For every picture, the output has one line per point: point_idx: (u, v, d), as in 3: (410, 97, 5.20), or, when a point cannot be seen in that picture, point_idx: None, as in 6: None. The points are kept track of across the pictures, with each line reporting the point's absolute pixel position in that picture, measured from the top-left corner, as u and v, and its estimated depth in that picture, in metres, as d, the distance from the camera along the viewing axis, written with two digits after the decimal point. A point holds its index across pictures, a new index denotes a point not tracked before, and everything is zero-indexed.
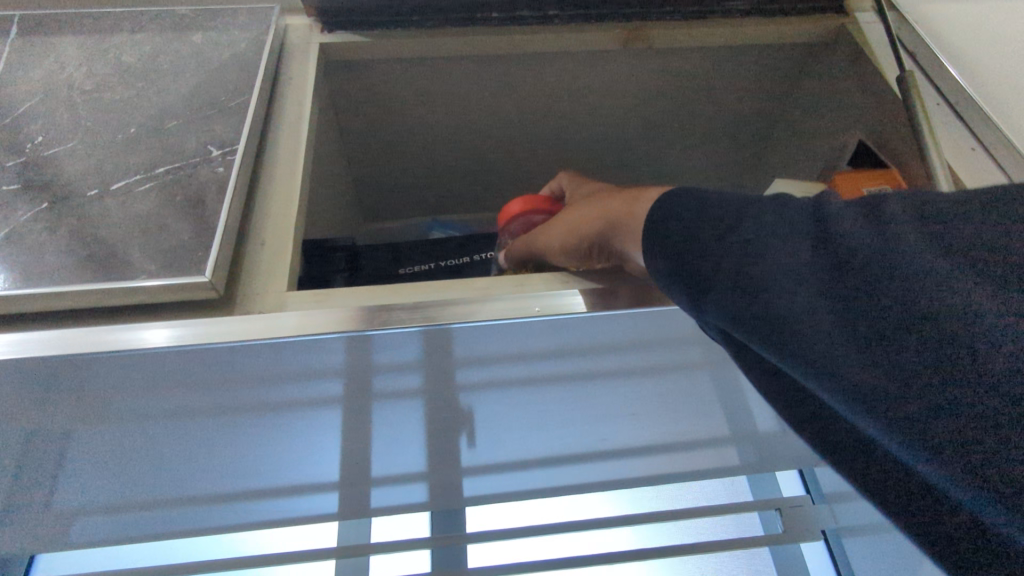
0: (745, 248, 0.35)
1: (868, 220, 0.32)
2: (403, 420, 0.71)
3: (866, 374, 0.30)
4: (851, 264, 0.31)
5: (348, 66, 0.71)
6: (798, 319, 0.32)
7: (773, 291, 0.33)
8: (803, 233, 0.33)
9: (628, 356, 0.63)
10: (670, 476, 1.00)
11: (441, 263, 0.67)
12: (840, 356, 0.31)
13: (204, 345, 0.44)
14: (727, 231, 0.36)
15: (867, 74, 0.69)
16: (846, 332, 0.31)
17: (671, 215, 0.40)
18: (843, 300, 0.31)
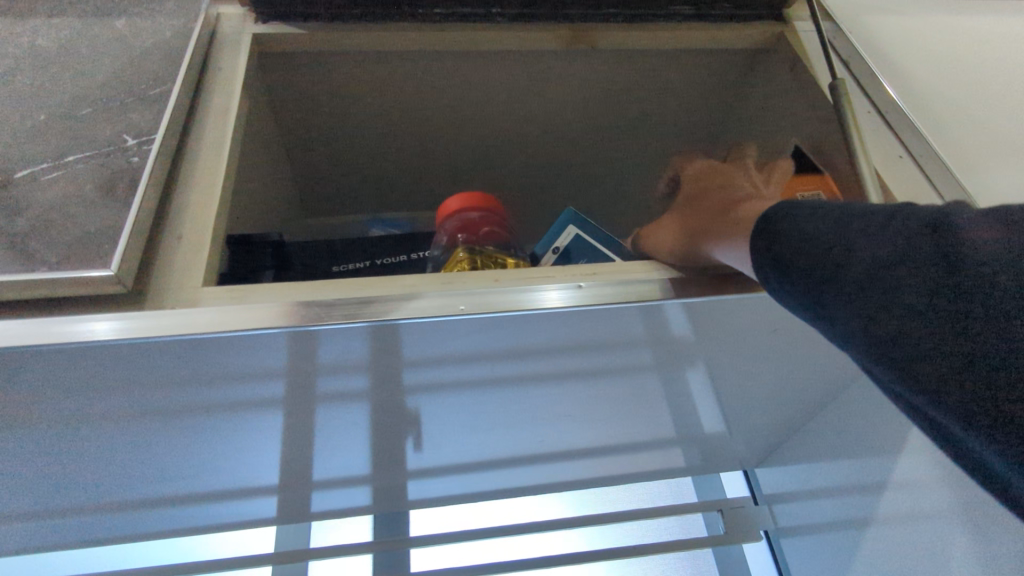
0: (864, 262, 0.34)
1: (999, 232, 0.30)
2: (337, 423, 0.69)
3: (985, 393, 0.28)
4: (972, 277, 0.29)
5: (284, 58, 0.69)
6: (914, 336, 0.31)
7: (892, 307, 0.32)
8: (924, 247, 0.32)
9: (567, 359, 0.62)
10: (617, 478, 1.00)
11: (376, 261, 0.66)
12: (969, 371, 0.29)
13: (152, 338, 0.43)
14: (848, 243, 0.35)
15: (802, 80, 0.70)
16: (962, 348, 0.29)
17: (814, 217, 0.38)
18: (959, 316, 0.29)
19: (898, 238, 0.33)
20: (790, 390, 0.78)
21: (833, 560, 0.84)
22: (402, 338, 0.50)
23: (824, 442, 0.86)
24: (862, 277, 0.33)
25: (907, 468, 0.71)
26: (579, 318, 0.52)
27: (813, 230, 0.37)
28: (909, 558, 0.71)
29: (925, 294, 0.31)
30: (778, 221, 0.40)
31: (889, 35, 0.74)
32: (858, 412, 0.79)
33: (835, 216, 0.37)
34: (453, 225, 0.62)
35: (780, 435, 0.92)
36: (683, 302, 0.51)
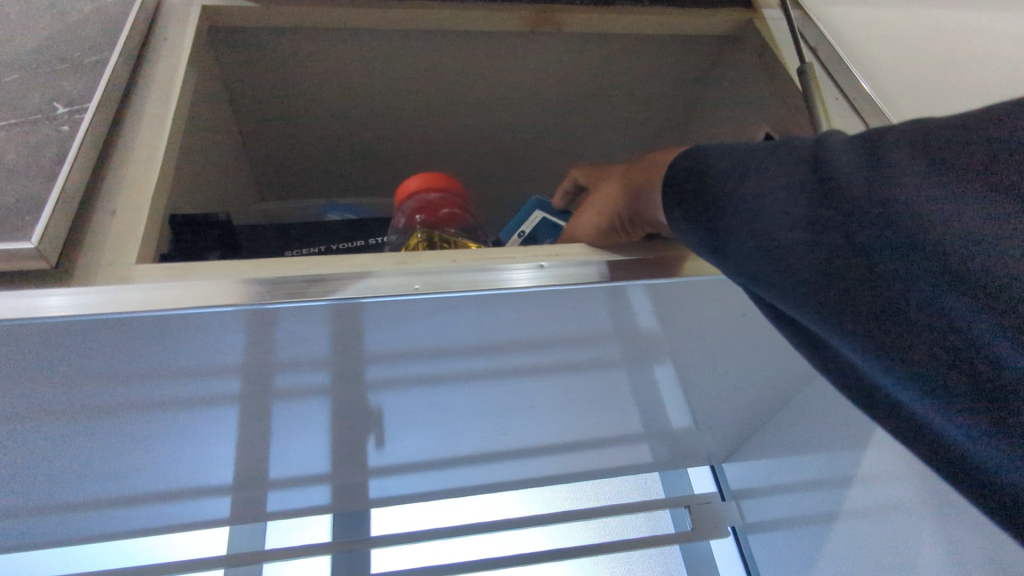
0: (750, 191, 0.34)
1: (863, 153, 0.30)
2: (292, 420, 0.66)
3: (865, 317, 0.29)
4: (838, 198, 0.30)
5: (237, 32, 0.66)
6: (794, 259, 0.31)
7: (772, 233, 0.32)
8: (800, 174, 0.32)
9: (534, 353, 0.60)
10: (585, 474, 0.98)
11: (332, 245, 0.62)
12: (869, 295, 0.29)
13: (105, 314, 0.40)
14: (740, 175, 0.35)
15: (769, 66, 0.69)
16: (835, 268, 0.30)
17: (713, 156, 0.38)
18: (830, 236, 0.30)
19: (780, 165, 0.33)
20: (757, 382, 0.77)
21: (800, 556, 0.84)
22: (363, 326, 0.48)
23: (790, 435, 0.85)
24: (749, 206, 0.34)
25: (874, 460, 0.71)
26: (547, 305, 0.50)
27: (713, 166, 0.37)
28: (874, 549, 0.71)
29: (800, 219, 0.31)
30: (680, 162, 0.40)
31: (855, 27, 0.75)
32: (824, 403, 0.78)
33: (730, 152, 0.37)
34: (412, 207, 0.59)
35: (747, 429, 0.91)
36: (650, 285, 0.50)
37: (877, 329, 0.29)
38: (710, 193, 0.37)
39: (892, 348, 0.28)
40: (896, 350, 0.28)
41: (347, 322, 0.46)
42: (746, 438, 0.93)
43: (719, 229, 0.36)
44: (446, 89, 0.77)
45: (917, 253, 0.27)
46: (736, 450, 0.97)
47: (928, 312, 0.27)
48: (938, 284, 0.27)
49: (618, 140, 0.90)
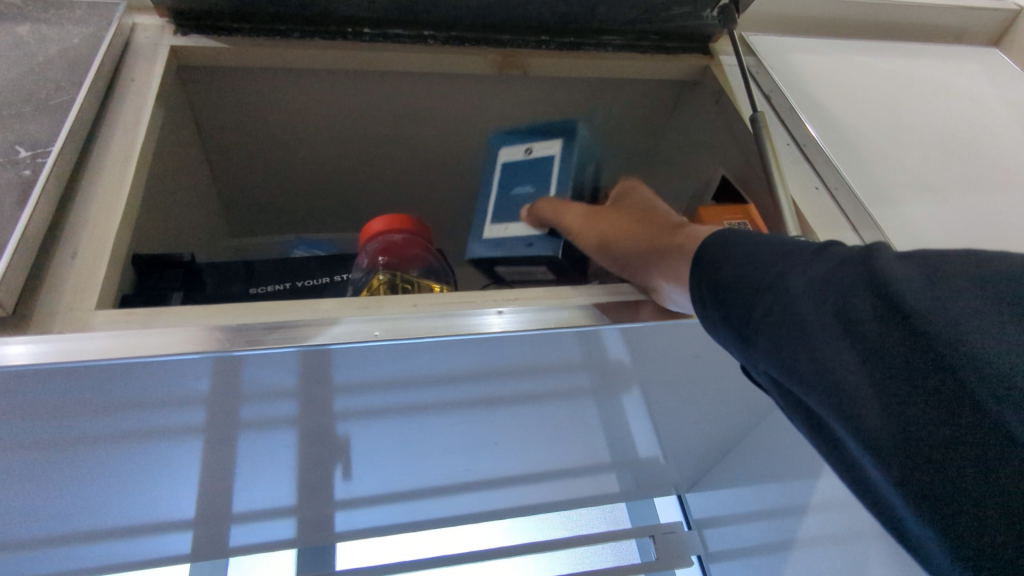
0: (793, 291, 0.34)
1: (919, 272, 0.31)
2: (256, 455, 0.66)
3: (899, 430, 0.28)
4: (897, 314, 0.30)
5: (205, 70, 0.66)
6: (837, 366, 0.31)
7: (819, 337, 0.32)
8: (851, 281, 0.32)
9: (498, 386, 0.61)
10: (552, 505, 0.99)
11: (296, 282, 0.63)
12: (905, 406, 0.28)
13: (62, 361, 0.40)
14: (781, 273, 0.35)
15: (725, 111, 0.72)
16: (889, 385, 0.29)
17: (751, 249, 0.38)
18: (886, 350, 0.29)
19: (830, 268, 0.33)
20: (718, 415, 0.79)
21: None
22: (328, 364, 0.49)
23: (750, 466, 0.87)
24: (793, 307, 0.33)
25: (826, 491, 0.72)
26: (513, 344, 0.51)
27: (752, 256, 0.38)
28: None
29: (850, 329, 0.31)
30: (712, 252, 0.40)
31: (809, 72, 0.78)
32: (781, 435, 0.80)
33: (769, 246, 0.38)
34: (375, 247, 0.59)
35: (711, 459, 0.93)
36: (616, 328, 0.52)
37: (929, 460, 0.27)
38: (743, 284, 0.37)
39: (936, 484, 0.27)
40: (945, 483, 0.27)
41: (312, 361, 0.47)
42: (709, 467, 0.95)
43: (751, 325, 0.35)
44: (414, 126, 0.78)
45: (986, 391, 0.26)
46: (700, 479, 0.99)
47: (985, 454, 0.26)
48: (1006, 427, 0.25)
49: None
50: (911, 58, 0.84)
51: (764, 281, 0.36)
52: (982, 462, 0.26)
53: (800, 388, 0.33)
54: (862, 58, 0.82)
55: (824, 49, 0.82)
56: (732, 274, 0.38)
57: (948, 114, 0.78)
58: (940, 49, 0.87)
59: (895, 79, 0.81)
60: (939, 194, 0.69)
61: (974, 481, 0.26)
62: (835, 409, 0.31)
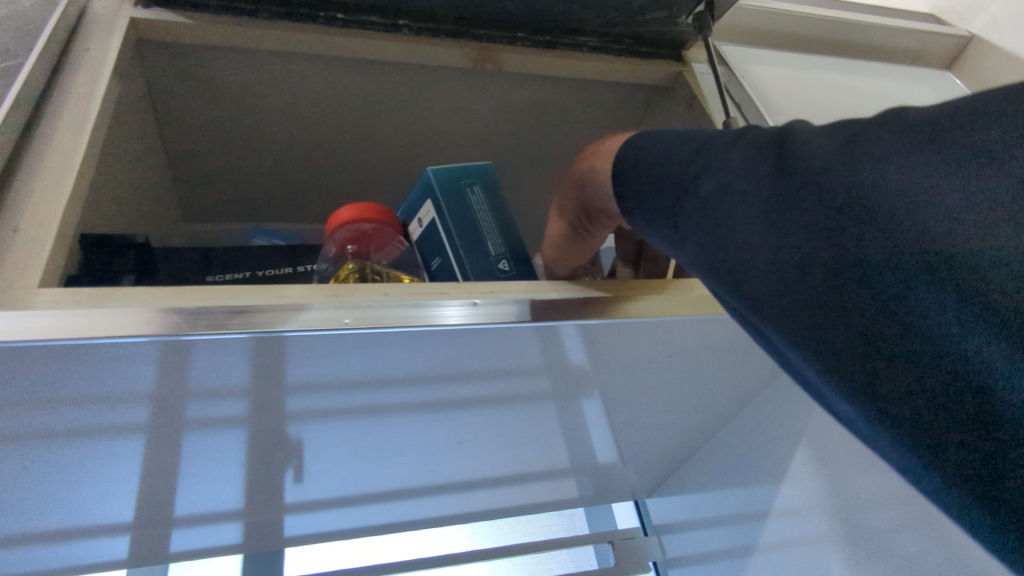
0: (715, 189, 0.32)
1: (839, 143, 0.30)
2: (207, 453, 0.63)
3: (834, 312, 0.28)
4: (820, 193, 0.29)
5: (166, 47, 0.63)
6: (760, 256, 0.30)
7: (747, 230, 0.31)
8: (771, 168, 0.31)
9: (465, 384, 0.59)
10: (512, 509, 0.98)
11: (258, 271, 0.60)
12: (837, 286, 0.28)
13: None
14: (699, 176, 0.34)
15: (697, 117, 0.72)
16: (816, 266, 0.28)
17: (670, 153, 0.36)
18: (813, 231, 0.29)
19: (749, 157, 0.32)
20: (683, 420, 0.80)
21: None
22: (282, 358, 0.46)
23: (710, 472, 0.88)
24: (715, 204, 0.32)
25: (786, 496, 0.73)
26: (479, 339, 0.50)
27: (669, 154, 0.36)
28: None
29: (773, 219, 0.30)
30: (630, 168, 0.38)
31: (777, 84, 0.80)
32: (742, 441, 0.81)
33: (682, 141, 0.36)
34: (344, 236, 0.56)
35: (671, 465, 0.94)
36: (581, 323, 0.51)
37: (865, 339, 0.27)
38: (673, 193, 0.35)
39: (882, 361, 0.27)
40: (885, 359, 0.27)
41: (266, 354, 0.45)
42: (669, 473, 0.96)
43: (676, 227, 0.35)
44: (385, 117, 0.76)
45: (924, 256, 0.26)
46: (659, 486, 1.00)
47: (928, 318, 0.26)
48: (947, 291, 0.25)
49: (553, 174, 0.91)
50: (872, 77, 0.87)
51: (687, 177, 0.34)
52: (925, 333, 0.26)
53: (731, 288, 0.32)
54: (827, 74, 0.85)
55: (792, 63, 0.84)
56: (652, 181, 0.36)
57: None
58: (898, 69, 0.90)
59: (857, 96, 0.83)
60: None
61: (912, 348, 0.26)
62: (771, 303, 0.30)
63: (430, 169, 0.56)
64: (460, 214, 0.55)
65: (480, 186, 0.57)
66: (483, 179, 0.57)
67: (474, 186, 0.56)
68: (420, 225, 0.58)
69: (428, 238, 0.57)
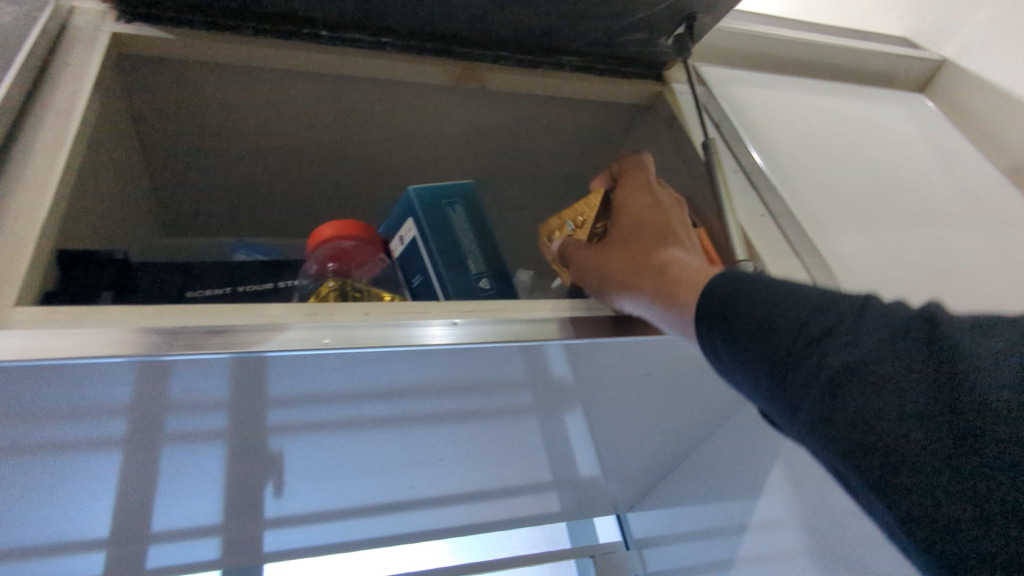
0: (847, 352, 0.31)
1: (995, 340, 0.29)
2: (185, 469, 0.62)
3: (992, 506, 0.26)
4: (982, 383, 0.28)
5: (147, 62, 0.63)
6: (908, 433, 0.28)
7: (892, 401, 0.29)
8: (919, 349, 0.30)
9: (446, 400, 0.60)
10: (494, 523, 0.98)
11: (238, 286, 0.60)
12: (1004, 481, 0.26)
13: None
14: (823, 336, 0.32)
15: (677, 137, 0.74)
16: (975, 456, 0.27)
17: (757, 295, 0.36)
18: (975, 418, 0.27)
19: (889, 331, 0.31)
20: (664, 435, 0.80)
21: None
22: (264, 373, 0.46)
23: (690, 486, 0.88)
24: (849, 369, 0.30)
25: (762, 512, 0.74)
26: (461, 357, 0.50)
27: (782, 301, 0.35)
28: None
29: (927, 401, 0.29)
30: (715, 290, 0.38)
31: (755, 104, 0.81)
32: (721, 456, 0.82)
33: (796, 292, 0.35)
34: (324, 253, 0.57)
35: (652, 479, 0.94)
36: (562, 344, 0.51)
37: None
38: (766, 324, 0.34)
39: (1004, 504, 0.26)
40: None
41: (249, 371, 0.45)
42: (650, 487, 0.96)
43: (790, 384, 0.32)
44: (368, 132, 0.77)
45: None
46: (640, 499, 1.00)
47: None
48: None
49: (536, 189, 0.92)
50: (848, 98, 0.89)
51: (809, 330, 0.33)
52: None
53: (829, 427, 0.30)
54: (804, 95, 0.86)
55: (770, 84, 0.85)
56: (758, 323, 0.34)
57: (878, 154, 0.83)
58: (873, 91, 0.92)
59: (833, 118, 0.85)
60: (868, 230, 0.73)
61: None
62: (879, 442, 0.29)
63: (412, 188, 0.56)
64: (441, 233, 0.55)
65: (461, 206, 0.58)
66: (464, 200, 0.58)
67: (455, 206, 0.57)
68: (401, 242, 0.58)
69: (409, 255, 0.58)
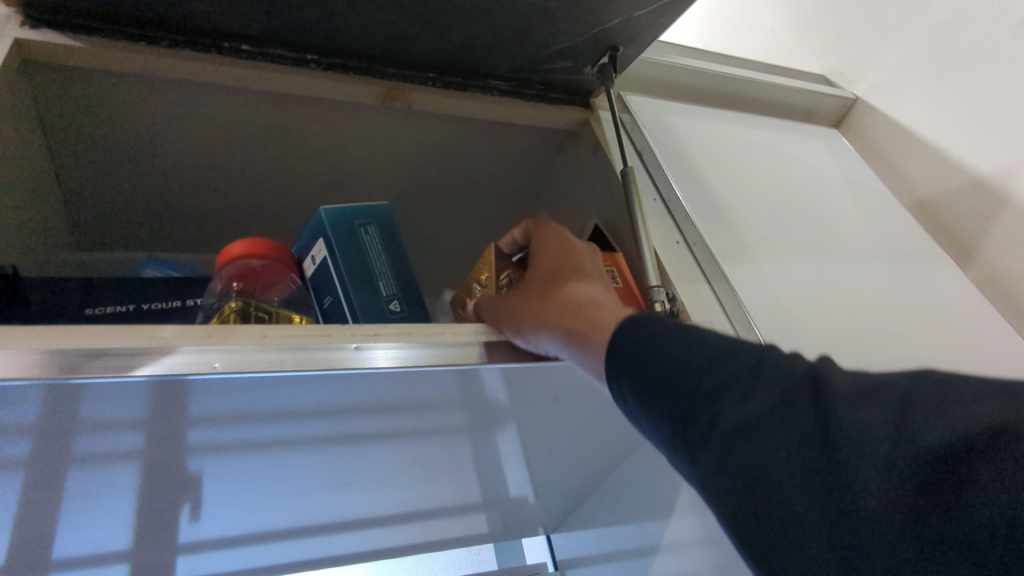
0: (737, 410, 0.34)
1: (865, 396, 0.33)
2: (81, 495, 0.59)
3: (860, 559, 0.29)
4: (849, 441, 0.31)
5: (55, 70, 0.61)
6: (787, 488, 0.32)
7: (775, 459, 0.32)
8: (799, 407, 0.33)
9: (359, 423, 0.59)
10: (419, 546, 0.96)
11: (142, 304, 0.58)
12: (865, 531, 0.30)
13: None
14: (720, 393, 0.35)
15: (601, 163, 0.75)
16: (844, 510, 0.30)
17: (660, 347, 0.39)
18: (844, 475, 0.31)
19: (774, 389, 0.34)
20: (585, 457, 0.81)
21: None
22: (185, 397, 0.46)
23: (612, 506, 0.89)
24: (737, 428, 0.34)
25: (670, 532, 0.75)
26: (388, 380, 0.51)
27: (683, 357, 0.38)
28: None
29: (805, 459, 0.32)
30: (625, 346, 0.40)
31: (678, 130, 0.83)
32: (641, 477, 0.83)
33: (696, 346, 0.38)
34: (231, 271, 0.55)
35: (576, 500, 0.95)
36: (491, 367, 0.53)
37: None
38: (675, 383, 0.37)
39: (856, 567, 0.30)
40: None
41: (168, 396, 0.45)
42: (574, 508, 0.97)
43: (690, 441, 0.35)
44: (293, 149, 0.76)
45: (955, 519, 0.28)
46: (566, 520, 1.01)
47: (901, 534, 0.29)
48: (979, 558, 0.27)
49: (467, 210, 0.93)
50: (766, 130, 0.93)
51: (705, 389, 0.36)
52: None
53: (721, 485, 0.33)
54: (725, 125, 0.90)
55: (693, 113, 0.88)
56: (661, 377, 0.37)
57: (794, 184, 0.86)
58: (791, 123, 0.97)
59: (753, 148, 0.88)
60: (781, 255, 0.75)
61: None
62: (760, 495, 0.32)
63: (322, 210, 0.56)
64: (354, 253, 0.55)
65: (376, 227, 0.58)
66: (379, 222, 0.58)
67: (370, 227, 0.57)
68: (312, 262, 0.58)
69: (320, 276, 0.57)
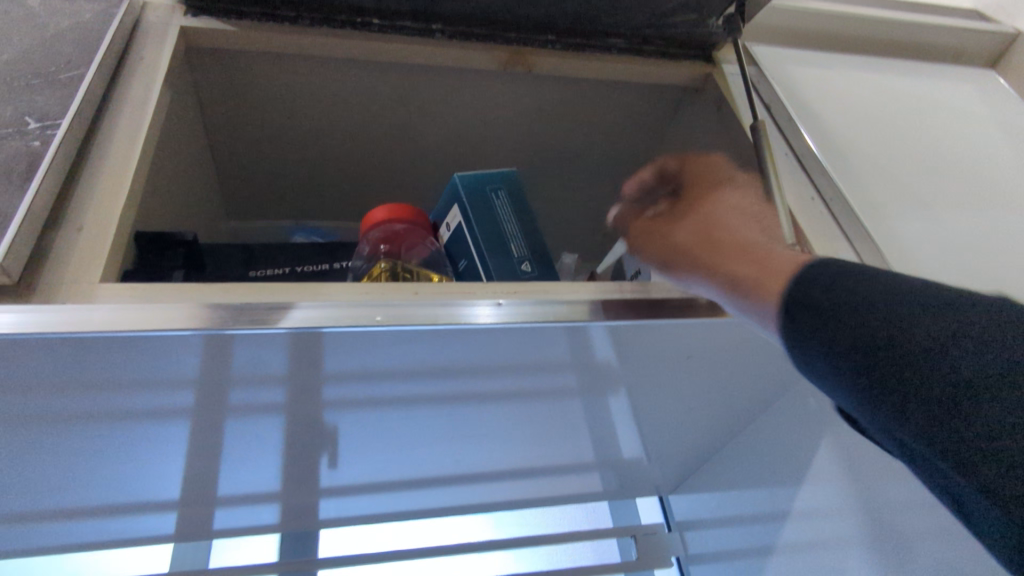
0: (868, 287, 0.35)
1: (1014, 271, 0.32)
2: (252, 437, 0.67)
3: (987, 403, 0.29)
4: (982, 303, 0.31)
5: (213, 54, 0.67)
6: (914, 341, 0.32)
7: (904, 320, 0.33)
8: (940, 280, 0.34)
9: (491, 379, 0.62)
10: (538, 500, 1.00)
11: (297, 268, 0.63)
12: (994, 375, 0.29)
13: (61, 332, 0.40)
14: (850, 274, 0.36)
15: (726, 119, 0.73)
16: (975, 358, 0.30)
17: None
18: (977, 327, 0.31)
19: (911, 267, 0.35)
20: (709, 418, 0.80)
21: None
22: (317, 350, 0.49)
23: (734, 470, 0.88)
24: (866, 298, 0.35)
25: (804, 498, 0.74)
26: (515, 337, 0.52)
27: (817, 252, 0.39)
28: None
29: (937, 317, 0.32)
30: None
31: (807, 83, 0.79)
32: (766, 441, 0.82)
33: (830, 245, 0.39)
34: (376, 236, 0.59)
35: (695, 462, 0.94)
36: (610, 326, 0.53)
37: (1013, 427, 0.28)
38: (804, 271, 0.38)
39: (986, 398, 0.29)
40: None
41: (303, 347, 0.48)
42: (693, 470, 0.97)
43: (813, 318, 0.37)
44: (418, 118, 0.79)
45: None
46: (683, 482, 1.00)
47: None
48: None
49: (583, 174, 0.93)
50: (908, 77, 0.86)
51: (835, 273, 0.37)
52: None
53: (845, 344, 0.34)
54: (861, 74, 0.84)
55: (824, 63, 0.83)
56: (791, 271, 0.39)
57: (940, 134, 0.79)
58: (936, 69, 0.89)
59: (891, 98, 0.82)
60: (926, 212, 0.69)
61: None
62: (885, 351, 0.33)
63: (457, 176, 0.59)
64: (486, 218, 0.57)
65: (506, 193, 0.60)
66: (509, 187, 0.60)
67: (501, 194, 0.59)
68: (448, 227, 0.61)
69: (455, 240, 0.60)
